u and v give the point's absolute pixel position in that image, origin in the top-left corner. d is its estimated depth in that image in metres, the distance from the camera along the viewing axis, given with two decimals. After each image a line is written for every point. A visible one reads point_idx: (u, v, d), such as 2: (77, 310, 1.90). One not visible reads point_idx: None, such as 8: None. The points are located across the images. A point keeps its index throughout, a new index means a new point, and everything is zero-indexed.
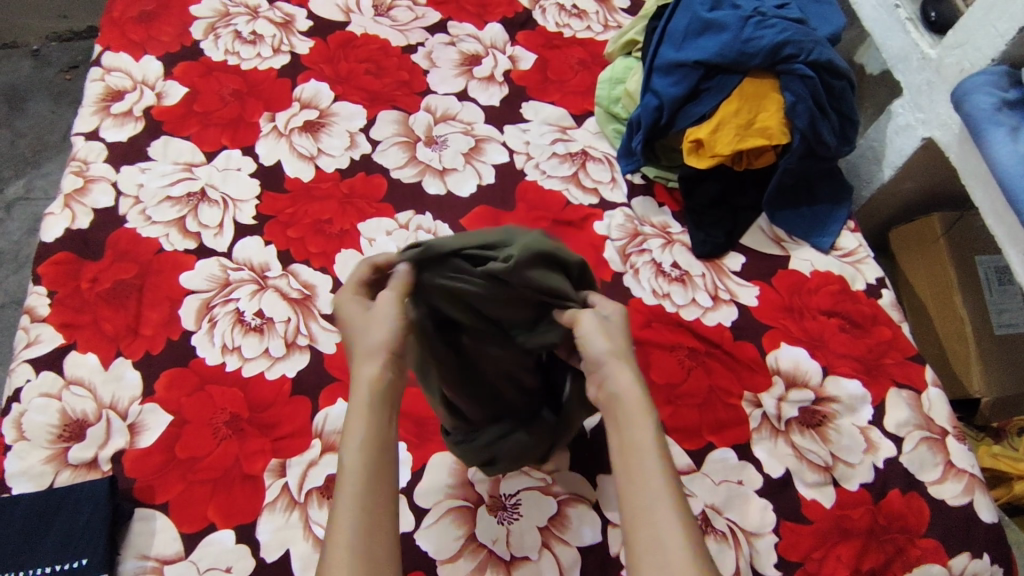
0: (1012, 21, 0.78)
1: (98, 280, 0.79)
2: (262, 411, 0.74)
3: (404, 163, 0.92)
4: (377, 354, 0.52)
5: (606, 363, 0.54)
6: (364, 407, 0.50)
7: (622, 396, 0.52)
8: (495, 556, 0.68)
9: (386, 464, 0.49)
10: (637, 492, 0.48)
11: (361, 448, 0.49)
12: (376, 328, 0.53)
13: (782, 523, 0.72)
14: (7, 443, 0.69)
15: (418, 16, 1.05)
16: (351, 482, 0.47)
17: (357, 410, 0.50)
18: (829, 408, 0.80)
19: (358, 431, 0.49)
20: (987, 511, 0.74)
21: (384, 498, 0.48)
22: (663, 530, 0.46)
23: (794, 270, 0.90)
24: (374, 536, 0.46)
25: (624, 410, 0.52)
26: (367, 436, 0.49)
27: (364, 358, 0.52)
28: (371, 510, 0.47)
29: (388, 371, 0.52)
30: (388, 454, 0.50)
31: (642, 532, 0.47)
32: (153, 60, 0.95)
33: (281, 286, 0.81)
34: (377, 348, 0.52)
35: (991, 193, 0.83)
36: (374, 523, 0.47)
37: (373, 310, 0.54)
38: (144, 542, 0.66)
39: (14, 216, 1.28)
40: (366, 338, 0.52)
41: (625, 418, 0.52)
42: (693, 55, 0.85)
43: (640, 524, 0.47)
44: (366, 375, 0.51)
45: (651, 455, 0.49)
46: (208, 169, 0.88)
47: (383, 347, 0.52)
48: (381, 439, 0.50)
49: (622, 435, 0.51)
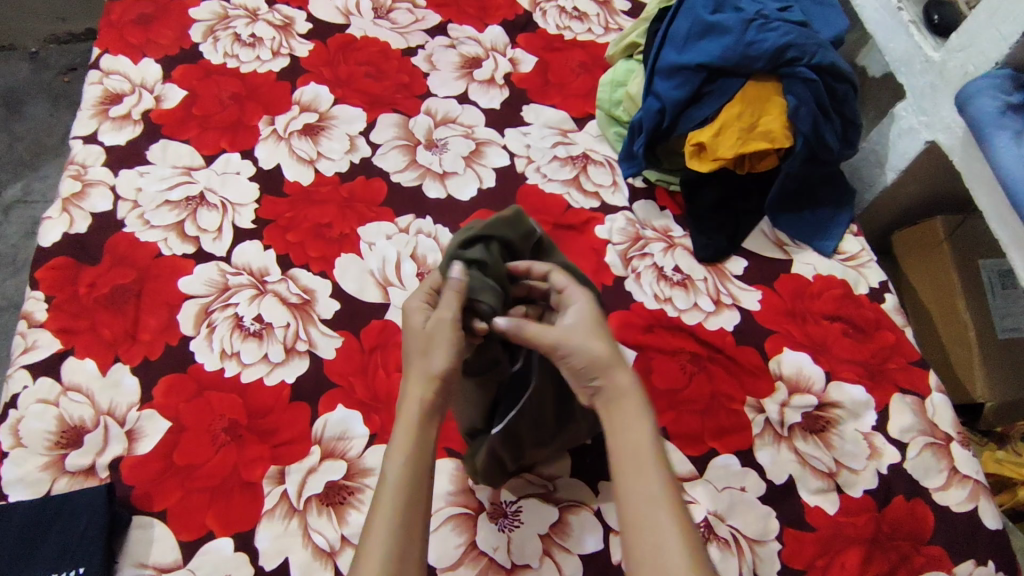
0: (1015, 25, 0.77)
1: (96, 285, 0.78)
2: (261, 417, 0.73)
3: (404, 167, 0.92)
4: (412, 410, 0.56)
5: (617, 377, 0.58)
6: (412, 425, 0.55)
7: (634, 413, 0.57)
8: (496, 564, 0.68)
9: (416, 508, 0.52)
10: (642, 498, 0.52)
11: (403, 470, 0.53)
12: (437, 355, 0.57)
13: (786, 530, 0.72)
14: (5, 449, 0.69)
15: (418, 19, 1.04)
16: (390, 495, 0.52)
17: (398, 460, 0.53)
18: (833, 413, 0.79)
19: (402, 450, 0.54)
20: (993, 518, 0.74)
21: (413, 547, 0.50)
22: (666, 539, 0.50)
23: (797, 274, 0.89)
24: (406, 543, 0.50)
25: (635, 425, 0.56)
26: (411, 455, 0.54)
27: (418, 378, 0.57)
28: (401, 550, 0.50)
29: (437, 394, 0.57)
30: (419, 504, 0.52)
31: (642, 537, 0.51)
32: (152, 63, 0.94)
33: (280, 291, 0.81)
34: (430, 374, 0.57)
35: (994, 198, 0.82)
36: (407, 536, 0.50)
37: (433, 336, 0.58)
38: (142, 549, 0.66)
39: (12, 219, 1.27)
40: (427, 364, 0.57)
41: (636, 428, 0.56)
42: (695, 58, 0.84)
43: (642, 531, 0.51)
44: (413, 397, 0.56)
45: (650, 464, 0.54)
46: (207, 173, 0.88)
47: (417, 405, 0.56)
48: (415, 488, 0.52)
49: (620, 446, 0.55)
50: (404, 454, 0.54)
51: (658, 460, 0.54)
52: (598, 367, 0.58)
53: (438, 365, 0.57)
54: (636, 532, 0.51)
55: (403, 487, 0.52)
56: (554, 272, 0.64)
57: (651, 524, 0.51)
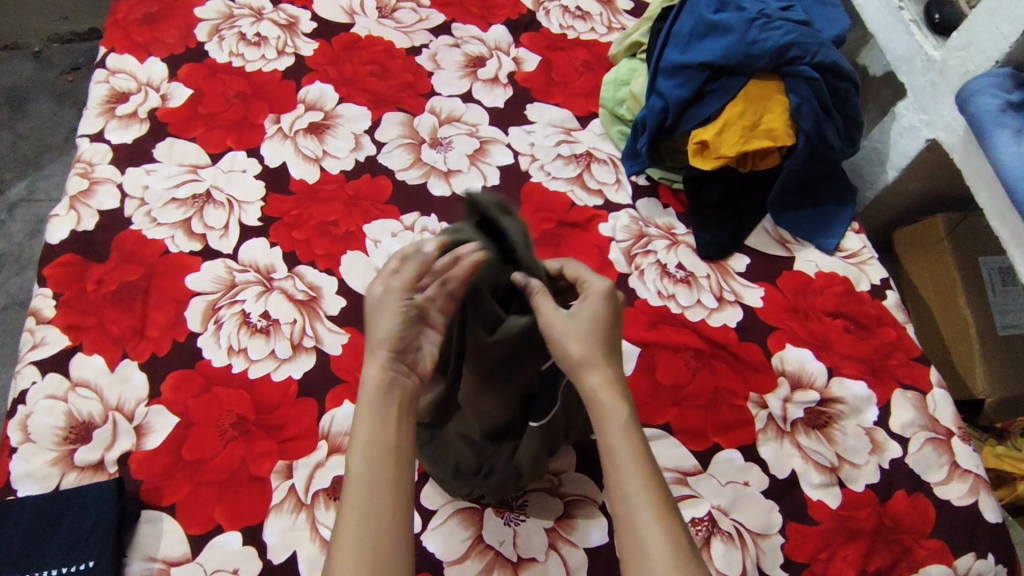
0: (1015, 24, 0.78)
1: (104, 282, 0.79)
2: (268, 412, 0.74)
3: (408, 165, 0.92)
4: (370, 395, 0.53)
5: (590, 378, 0.57)
6: (368, 409, 0.53)
7: (610, 413, 0.56)
8: (502, 557, 0.68)
9: (382, 505, 0.50)
10: (625, 502, 0.53)
11: (366, 454, 0.51)
12: (381, 325, 0.55)
13: (788, 524, 0.72)
14: (13, 445, 0.69)
15: (422, 18, 1.05)
16: (357, 483, 0.50)
17: (360, 455, 0.51)
18: (834, 409, 0.80)
19: (362, 434, 0.52)
20: (993, 511, 0.75)
21: (386, 544, 0.48)
22: (646, 539, 0.51)
23: (799, 271, 0.90)
24: (382, 536, 0.49)
25: (611, 426, 0.56)
26: (371, 438, 0.52)
27: (369, 356, 0.55)
28: (377, 547, 0.48)
29: (389, 371, 0.54)
30: (393, 500, 0.50)
31: (625, 538, 0.52)
32: (158, 62, 0.95)
33: (286, 288, 0.81)
34: (380, 344, 0.54)
35: (995, 195, 0.83)
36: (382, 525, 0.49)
37: (381, 308, 0.56)
38: (151, 544, 0.66)
39: (16, 218, 1.28)
40: (371, 338, 0.55)
41: (611, 430, 0.56)
42: (698, 57, 0.85)
43: (624, 533, 0.53)
44: (369, 378, 0.54)
45: (637, 470, 0.54)
46: (213, 170, 0.88)
47: (371, 383, 0.54)
48: (383, 476, 0.51)
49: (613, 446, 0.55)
50: (365, 439, 0.52)
51: (635, 459, 0.54)
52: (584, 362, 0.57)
53: (382, 331, 0.54)
54: (620, 531, 0.53)
55: (368, 479, 0.50)
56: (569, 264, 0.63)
57: (630, 527, 0.52)
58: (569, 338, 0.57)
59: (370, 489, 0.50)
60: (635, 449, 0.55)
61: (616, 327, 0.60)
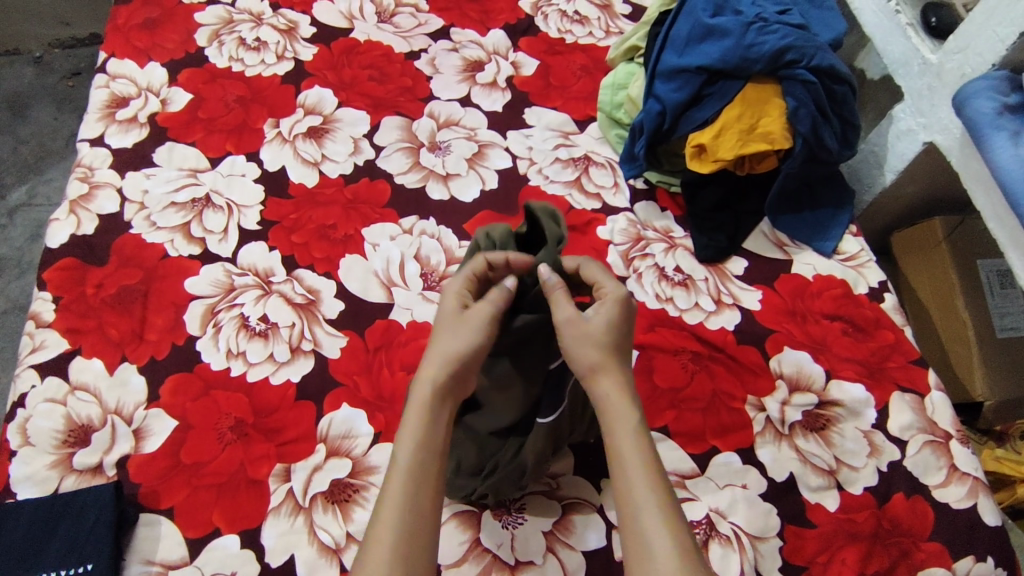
0: (1012, 27, 0.78)
1: (104, 286, 0.79)
2: (267, 415, 0.74)
3: (407, 169, 0.93)
4: (425, 398, 0.56)
5: (601, 385, 0.58)
6: (419, 406, 0.56)
7: (619, 418, 0.57)
8: (500, 561, 0.68)
9: (421, 497, 0.53)
10: (631, 504, 0.54)
11: (416, 450, 0.54)
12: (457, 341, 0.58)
13: (787, 527, 0.72)
14: (13, 448, 0.69)
15: (421, 22, 1.06)
16: (399, 478, 0.53)
17: (408, 446, 0.55)
18: (833, 411, 0.80)
19: (414, 430, 0.55)
20: (992, 515, 0.75)
21: (420, 540, 0.52)
22: (651, 537, 0.52)
23: (797, 274, 0.90)
24: (413, 530, 0.52)
25: (621, 429, 0.57)
26: (417, 434, 0.55)
27: (434, 363, 0.57)
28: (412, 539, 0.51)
29: (453, 380, 0.57)
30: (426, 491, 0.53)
31: (631, 539, 0.53)
32: (158, 67, 0.96)
33: (285, 291, 0.82)
34: (451, 358, 0.57)
35: (993, 198, 0.83)
36: (415, 523, 0.52)
37: (462, 320, 0.59)
38: (149, 547, 0.66)
39: (16, 222, 1.28)
40: (443, 350, 0.57)
41: (620, 431, 0.57)
42: (695, 61, 0.85)
43: (630, 533, 0.53)
44: (428, 380, 0.57)
45: (644, 474, 0.54)
46: (212, 174, 0.89)
47: (429, 386, 0.57)
48: (425, 472, 0.54)
49: (622, 449, 0.56)
50: (413, 433, 0.55)
51: (643, 463, 0.55)
52: (590, 369, 0.59)
53: (461, 348, 0.57)
54: (626, 533, 0.54)
55: (413, 473, 0.53)
56: (586, 266, 0.64)
57: (636, 528, 0.52)
58: (587, 342, 0.58)
59: (408, 486, 0.53)
60: (645, 453, 0.56)
61: (629, 334, 0.62)
